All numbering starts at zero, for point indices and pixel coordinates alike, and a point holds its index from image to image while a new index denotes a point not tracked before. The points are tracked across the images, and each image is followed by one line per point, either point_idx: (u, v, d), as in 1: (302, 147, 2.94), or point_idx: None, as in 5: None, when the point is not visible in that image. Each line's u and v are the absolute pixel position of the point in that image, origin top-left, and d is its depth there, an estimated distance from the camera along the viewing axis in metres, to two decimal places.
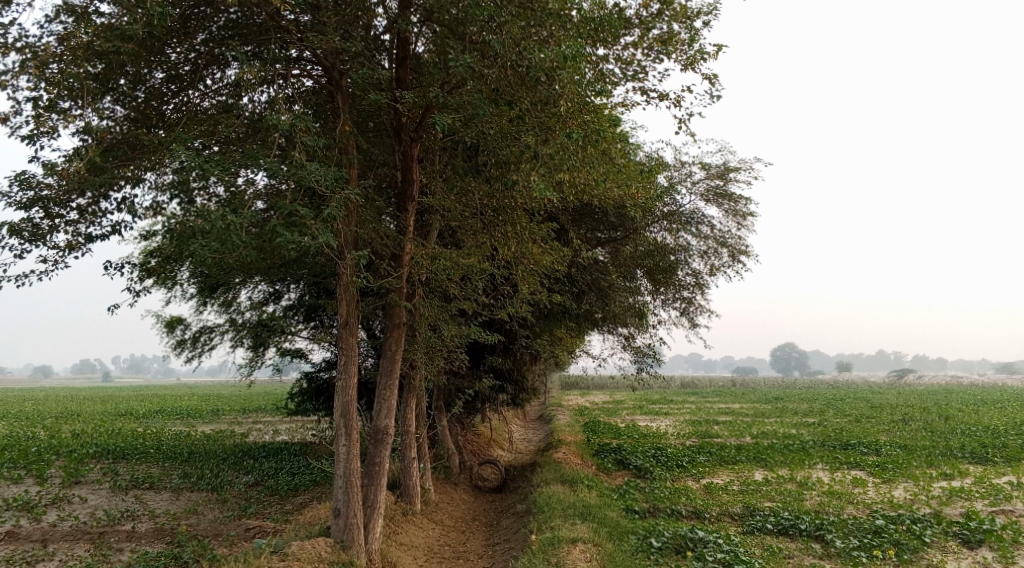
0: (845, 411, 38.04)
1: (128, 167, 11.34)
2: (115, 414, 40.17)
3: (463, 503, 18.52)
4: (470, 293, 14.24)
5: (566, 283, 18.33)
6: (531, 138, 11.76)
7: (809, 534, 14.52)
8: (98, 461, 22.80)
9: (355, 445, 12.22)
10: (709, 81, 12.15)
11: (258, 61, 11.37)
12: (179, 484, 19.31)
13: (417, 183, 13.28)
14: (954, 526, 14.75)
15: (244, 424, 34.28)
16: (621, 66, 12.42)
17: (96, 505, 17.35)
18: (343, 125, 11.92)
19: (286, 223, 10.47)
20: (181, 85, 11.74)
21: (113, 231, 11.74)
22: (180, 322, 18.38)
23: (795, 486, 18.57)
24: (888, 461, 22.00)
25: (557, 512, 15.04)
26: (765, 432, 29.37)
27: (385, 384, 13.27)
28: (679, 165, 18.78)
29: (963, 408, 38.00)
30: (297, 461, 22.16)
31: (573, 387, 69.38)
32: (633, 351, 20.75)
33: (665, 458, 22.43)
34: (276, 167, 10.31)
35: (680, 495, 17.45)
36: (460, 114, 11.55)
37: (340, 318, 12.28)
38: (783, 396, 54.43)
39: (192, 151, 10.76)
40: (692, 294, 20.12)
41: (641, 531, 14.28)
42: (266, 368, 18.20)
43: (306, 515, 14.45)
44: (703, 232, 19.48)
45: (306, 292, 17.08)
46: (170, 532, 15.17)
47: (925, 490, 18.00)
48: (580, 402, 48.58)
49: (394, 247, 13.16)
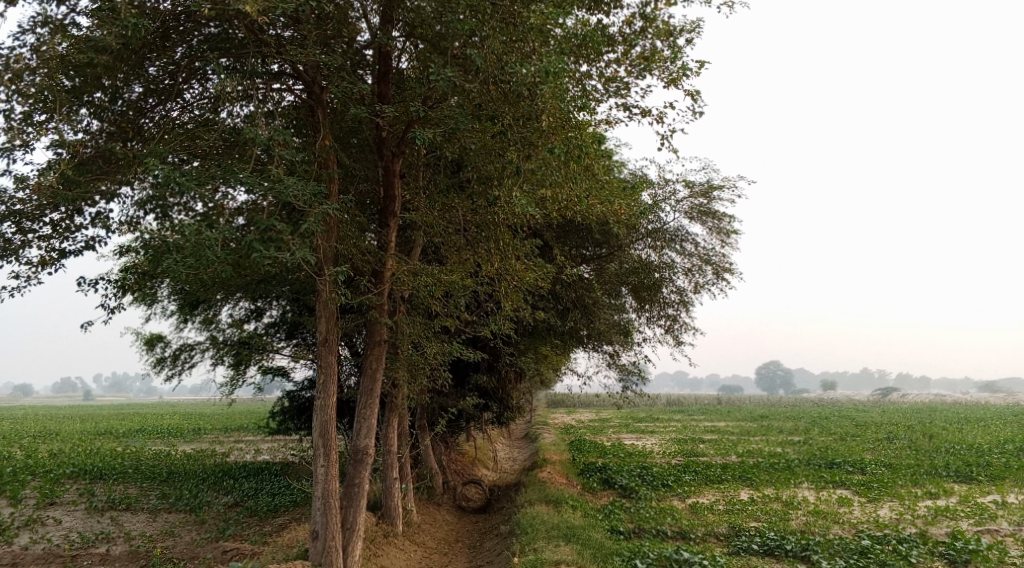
0: (830, 430, 38.08)
1: (103, 181, 11.15)
2: (95, 433, 39.66)
3: (446, 524, 18.26)
4: (452, 310, 14.08)
5: (551, 301, 18.21)
6: (513, 153, 11.66)
7: (795, 555, 14.38)
8: (75, 481, 22.39)
9: (333, 465, 12.00)
10: (692, 97, 12.10)
11: (238, 74, 11.25)
12: (156, 505, 18.96)
13: (399, 199, 13.16)
14: (939, 547, 14.64)
15: (225, 443, 33.85)
16: (604, 82, 12.36)
17: (70, 526, 16.98)
18: (323, 139, 11.78)
19: (262, 239, 10.29)
20: (160, 98, 11.60)
21: (88, 246, 11.51)
22: (159, 339, 18.09)
23: (781, 506, 18.45)
24: (873, 480, 21.92)
25: (540, 534, 14.82)
26: (751, 451, 29.23)
27: (365, 403, 13.05)
28: (663, 183, 18.73)
29: (946, 427, 38.10)
30: (278, 481, 21.84)
31: (559, 406, 69.13)
32: (618, 369, 20.60)
33: (650, 477, 22.27)
34: (252, 181, 10.15)
35: (665, 515, 17.28)
36: (441, 129, 11.44)
37: (319, 336, 12.09)
38: (769, 414, 54.34)
39: (169, 165, 10.59)
40: (677, 312, 20.01)
41: (625, 552, 14.08)
42: (247, 387, 17.91)
43: (285, 537, 14.17)
44: (687, 249, 19.39)
45: (288, 309, 16.87)
46: (145, 555, 14.83)
47: (910, 510, 17.90)
48: (566, 421, 48.37)
49: (375, 263, 13.00)
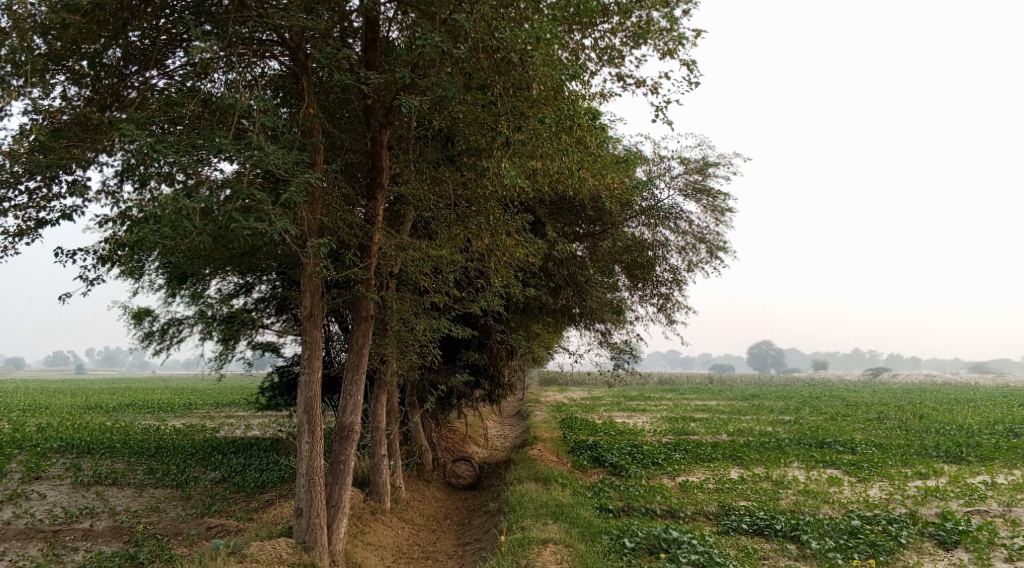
0: (820, 409, 38.13)
1: (81, 148, 10.85)
2: (84, 407, 39.46)
3: (435, 502, 18.14)
4: (442, 285, 13.81)
5: (543, 277, 17.97)
6: (502, 124, 11.36)
7: (785, 534, 14.29)
8: (61, 456, 22.18)
9: (318, 442, 11.80)
10: (688, 67, 11.80)
11: (221, 41, 10.94)
12: (142, 480, 18.78)
13: (387, 171, 12.82)
14: (930, 527, 14.57)
15: (216, 418, 33.73)
16: (599, 52, 12.06)
17: (55, 501, 16.79)
18: (306, 107, 11.45)
19: (242, 209, 10.01)
20: (140, 65, 11.27)
21: (66, 216, 11.23)
22: (148, 313, 17.78)
23: (771, 485, 18.37)
24: (863, 459, 21.84)
25: (528, 512, 14.67)
26: (741, 429, 29.19)
27: (352, 379, 12.81)
28: (658, 160, 18.45)
29: (936, 407, 38.18)
30: (266, 457, 21.65)
31: (551, 383, 69.16)
32: (610, 348, 20.43)
33: (641, 456, 22.16)
34: (232, 149, 9.86)
35: (655, 493, 17.17)
36: (428, 97, 11.14)
37: (304, 311, 11.86)
38: (760, 393, 54.44)
39: (147, 132, 10.28)
40: (669, 290, 19.80)
41: (614, 531, 13.95)
42: (237, 362, 17.66)
43: (269, 514, 14.01)
44: (681, 227, 19.14)
45: (277, 284, 16.58)
46: (128, 531, 14.66)
47: (900, 490, 17.85)
48: (558, 398, 48.25)
49: (363, 237, 12.69)
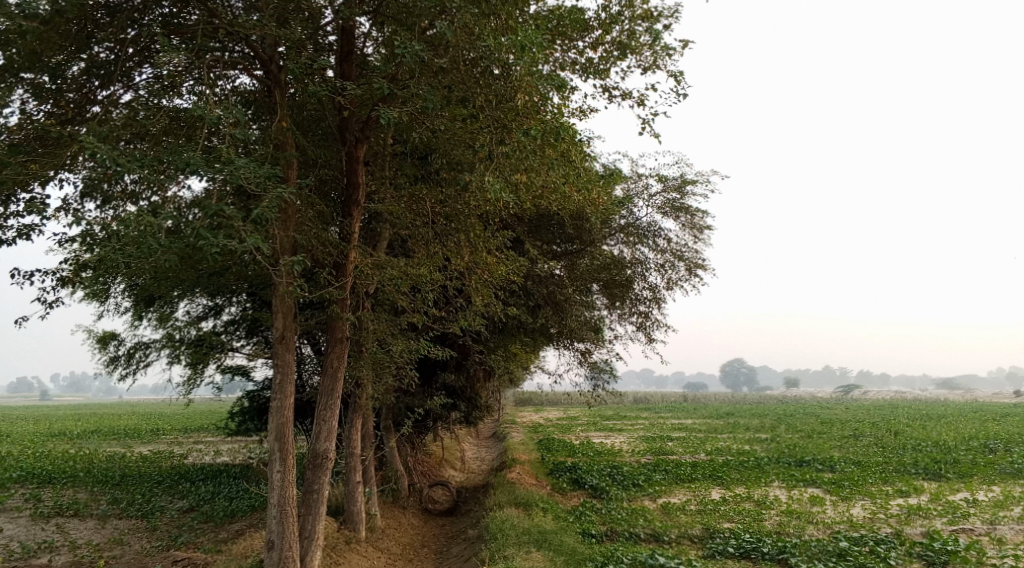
0: (795, 427, 38.00)
1: (39, 164, 10.30)
2: (46, 435, 38.24)
3: (412, 529, 17.58)
4: (419, 305, 13.36)
5: (521, 296, 17.60)
6: (484, 137, 11.01)
7: (772, 558, 13.91)
8: (21, 486, 21.29)
9: (291, 470, 11.27)
10: (675, 79, 11.54)
11: (189, 52, 10.52)
12: (106, 511, 18.01)
13: (363, 187, 12.34)
14: (918, 547, 14.25)
15: (184, 444, 32.86)
16: (583, 64, 11.76)
17: (12, 535, 16.00)
18: (279, 120, 11.01)
19: (210, 226, 9.51)
20: (103, 79, 10.79)
21: (23, 235, 10.66)
22: (113, 337, 17.10)
23: (753, 506, 18.03)
24: (843, 478, 21.62)
25: (510, 540, 14.17)
26: (719, 449, 28.90)
27: (326, 404, 12.26)
28: (636, 177, 18.21)
29: (909, 424, 38.19)
30: (236, 484, 20.94)
31: (527, 404, 68.67)
32: (589, 367, 20.03)
33: (621, 477, 21.74)
34: (199, 163, 9.39)
35: (637, 516, 16.76)
36: (407, 109, 10.75)
37: (276, 334, 11.36)
38: (735, 412, 54.31)
39: (110, 146, 9.76)
40: (648, 309, 19.49)
41: (599, 558, 13.50)
42: (206, 387, 17.02)
43: (239, 546, 13.39)
44: (660, 245, 18.87)
45: (248, 306, 16.05)
46: (89, 567, 13.93)
47: (883, 509, 17.57)
48: (533, 419, 47.57)
49: (337, 255, 12.19)
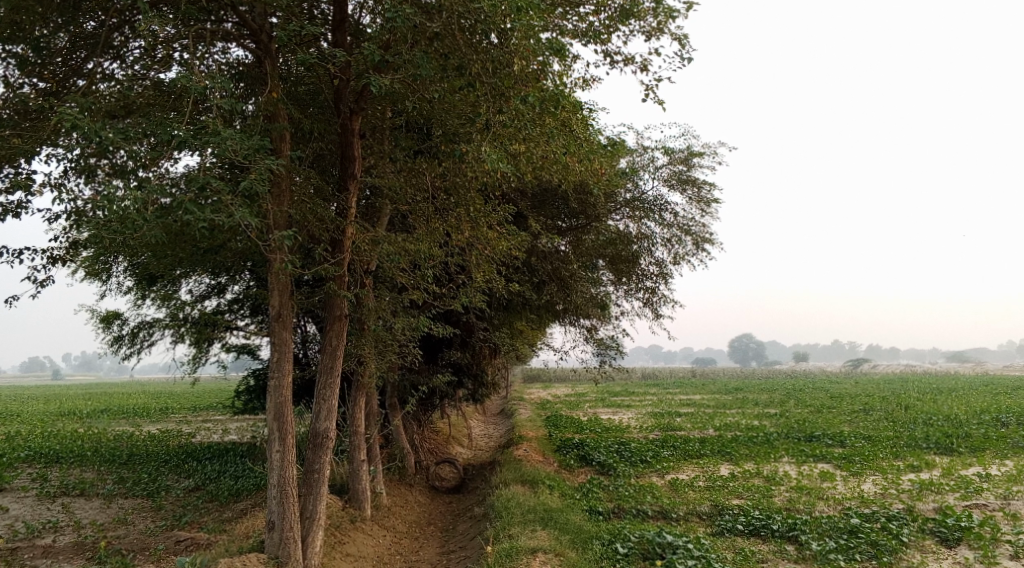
0: (805, 402, 37.76)
1: (22, 139, 9.99)
2: (56, 414, 38.34)
3: (418, 507, 17.43)
4: (420, 282, 13.07)
5: (526, 273, 17.32)
6: (482, 106, 10.70)
7: (782, 535, 13.66)
8: (29, 465, 21.27)
9: (289, 450, 11.06)
10: (680, 42, 11.14)
11: (175, 22, 10.21)
12: (112, 490, 17.93)
13: (359, 161, 12.01)
14: (930, 524, 13.98)
15: (192, 423, 32.76)
16: (585, 27, 11.36)
17: (18, 515, 15.93)
18: (270, 91, 10.68)
19: (198, 200, 9.24)
20: (89, 51, 10.50)
21: (11, 212, 10.43)
22: (117, 317, 16.88)
23: (763, 482, 17.80)
24: (854, 453, 21.34)
25: (515, 518, 13.97)
26: (728, 424, 28.63)
27: (325, 383, 12.01)
28: (641, 150, 17.81)
29: (920, 397, 37.91)
30: (241, 463, 20.83)
31: (536, 380, 68.72)
32: (596, 344, 19.76)
33: (629, 453, 21.53)
34: (185, 135, 9.10)
35: (645, 493, 16.55)
36: (401, 76, 10.41)
37: (272, 311, 11.12)
38: (746, 387, 54.07)
39: (96, 119, 9.46)
40: (655, 284, 19.18)
41: (605, 536, 13.29)
42: (211, 365, 16.81)
43: (242, 526, 13.25)
44: (667, 219, 18.49)
45: (251, 284, 15.81)
46: (92, 547, 13.80)
47: (894, 484, 17.30)
48: (541, 395, 47.44)
49: (334, 231, 11.88)
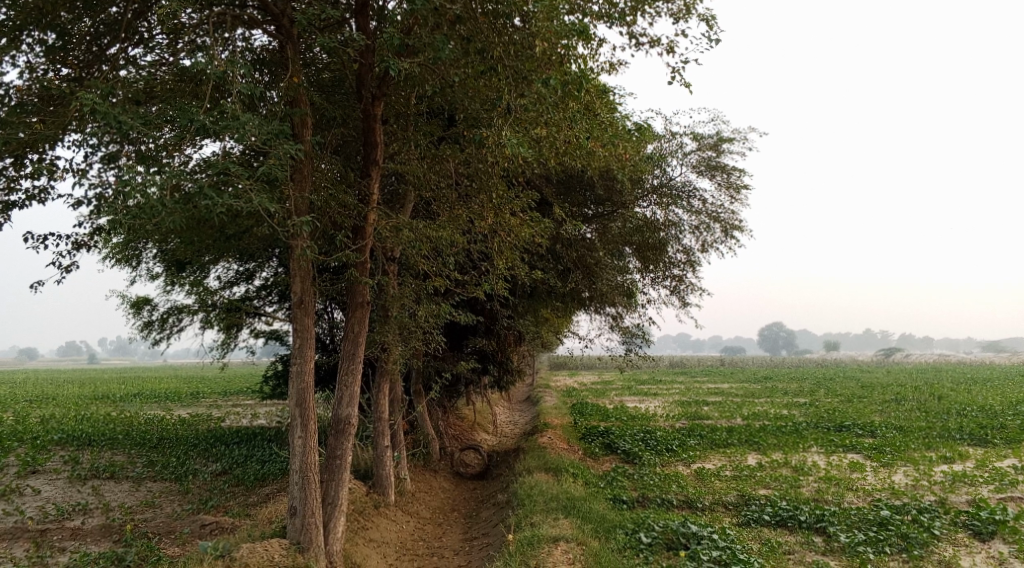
0: (836, 391, 37.27)
1: (47, 124, 10.03)
2: (90, 397, 38.97)
3: (442, 493, 17.41)
4: (443, 269, 12.97)
5: (550, 260, 17.17)
6: (504, 90, 10.55)
7: (810, 526, 13.43)
8: (61, 448, 21.60)
9: (311, 436, 11.04)
10: (707, 22, 10.88)
11: (196, 6, 10.18)
12: (141, 474, 18.13)
13: (381, 147, 11.88)
14: (963, 517, 13.67)
15: (222, 408, 33.10)
16: (609, 10, 11.15)
17: (49, 497, 16.14)
18: (291, 76, 10.60)
19: (215, 185, 9.19)
20: (112, 37, 10.50)
21: (34, 198, 10.52)
22: (146, 302, 17.03)
23: (790, 472, 17.55)
24: (885, 443, 20.97)
25: (538, 507, 13.88)
26: (756, 413, 28.31)
27: (348, 369, 11.96)
28: (669, 136, 17.53)
29: (953, 387, 37.26)
30: (268, 448, 20.95)
31: (563, 368, 68.53)
32: (622, 331, 19.58)
33: (654, 442, 21.35)
34: (203, 120, 9.06)
35: (670, 482, 16.39)
36: (420, 60, 10.30)
37: (294, 297, 11.09)
38: (776, 376, 53.53)
39: (117, 105, 9.46)
40: (682, 272, 18.93)
41: (628, 525, 13.14)
42: (240, 351, 16.88)
43: (265, 511, 13.30)
44: (695, 206, 18.21)
45: (278, 270, 15.83)
46: (118, 530, 13.93)
47: (926, 476, 16.98)
48: (568, 383, 47.19)
49: (357, 217, 11.78)
